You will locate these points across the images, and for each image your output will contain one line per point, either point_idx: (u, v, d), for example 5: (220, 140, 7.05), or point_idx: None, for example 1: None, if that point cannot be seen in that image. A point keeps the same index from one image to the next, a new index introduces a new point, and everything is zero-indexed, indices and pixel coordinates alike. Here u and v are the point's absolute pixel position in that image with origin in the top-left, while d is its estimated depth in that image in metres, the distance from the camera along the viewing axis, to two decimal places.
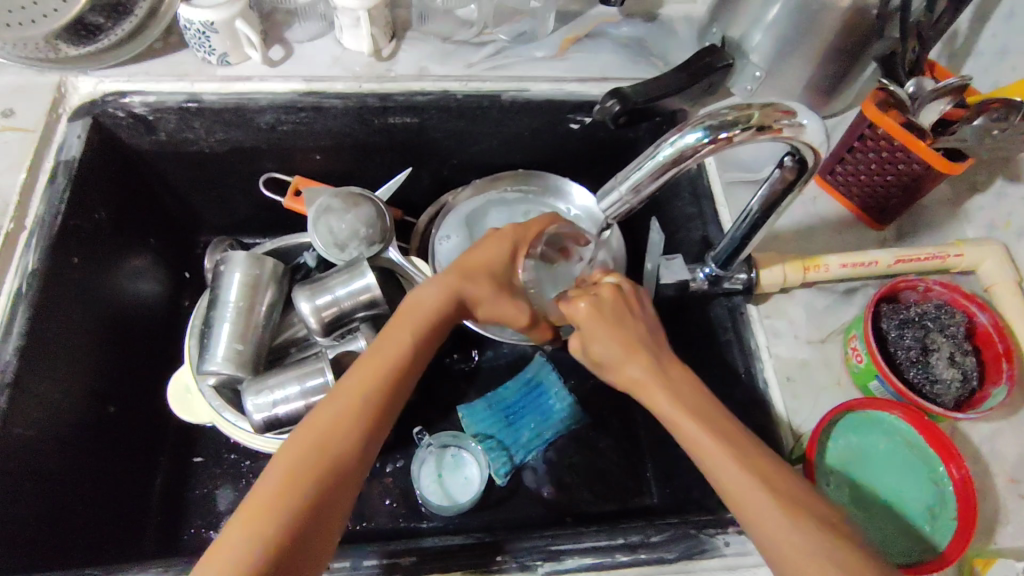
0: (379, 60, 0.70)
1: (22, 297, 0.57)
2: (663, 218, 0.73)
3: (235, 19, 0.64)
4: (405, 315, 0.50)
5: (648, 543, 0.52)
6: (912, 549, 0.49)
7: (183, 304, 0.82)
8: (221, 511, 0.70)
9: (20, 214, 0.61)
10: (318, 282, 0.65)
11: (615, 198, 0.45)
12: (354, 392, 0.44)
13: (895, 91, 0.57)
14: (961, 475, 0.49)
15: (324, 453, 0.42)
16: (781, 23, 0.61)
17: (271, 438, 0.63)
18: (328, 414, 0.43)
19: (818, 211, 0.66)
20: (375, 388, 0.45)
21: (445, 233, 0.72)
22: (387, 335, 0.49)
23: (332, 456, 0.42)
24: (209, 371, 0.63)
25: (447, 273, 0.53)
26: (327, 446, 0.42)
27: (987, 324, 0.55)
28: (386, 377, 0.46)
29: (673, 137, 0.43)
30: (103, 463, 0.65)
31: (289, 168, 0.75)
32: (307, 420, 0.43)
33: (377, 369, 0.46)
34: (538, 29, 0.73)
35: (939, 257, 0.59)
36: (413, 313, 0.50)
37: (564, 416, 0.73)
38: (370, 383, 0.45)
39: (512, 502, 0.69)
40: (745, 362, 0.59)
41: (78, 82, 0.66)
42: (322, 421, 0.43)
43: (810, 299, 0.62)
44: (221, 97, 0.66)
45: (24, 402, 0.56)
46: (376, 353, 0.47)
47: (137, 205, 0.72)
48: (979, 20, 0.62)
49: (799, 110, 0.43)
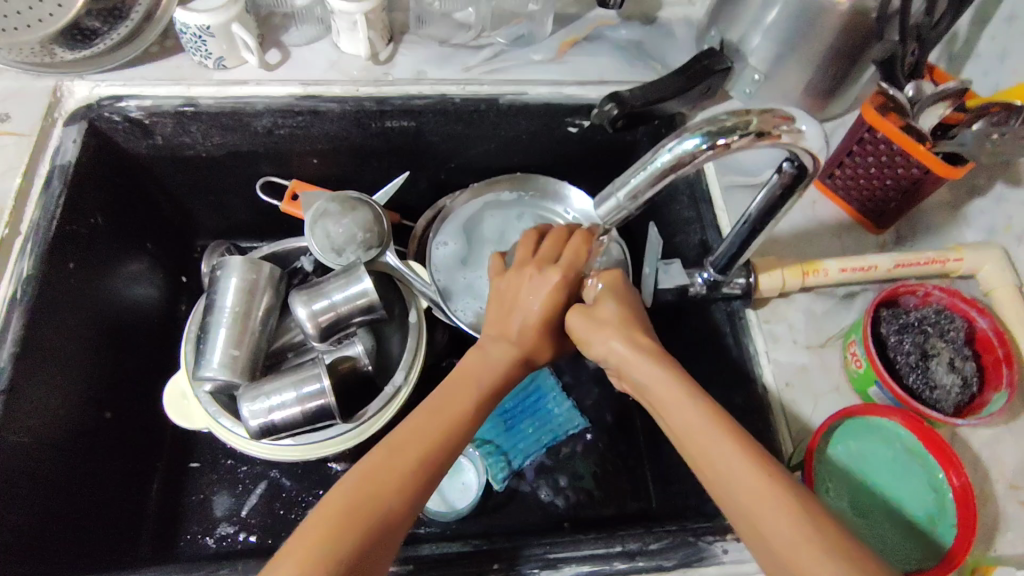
0: (376, 63, 0.70)
1: (17, 303, 0.57)
2: (661, 221, 0.72)
3: (231, 23, 0.63)
4: (468, 381, 0.50)
5: (646, 551, 0.52)
6: (912, 557, 0.49)
7: (180, 308, 0.81)
8: (218, 517, 0.70)
9: (16, 219, 0.60)
10: (314, 288, 0.65)
11: (614, 204, 0.45)
12: (417, 446, 0.45)
13: (894, 95, 0.57)
14: (960, 484, 0.48)
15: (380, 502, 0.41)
16: (780, 27, 0.61)
17: (268, 445, 0.63)
18: (387, 462, 0.43)
19: (817, 215, 0.65)
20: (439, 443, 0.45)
21: (443, 239, 0.72)
22: (450, 394, 0.49)
23: (387, 507, 0.41)
24: (206, 377, 0.63)
25: (511, 333, 0.54)
26: (383, 494, 0.42)
27: (987, 328, 0.54)
28: (450, 435, 0.46)
29: (671, 143, 0.43)
30: (100, 469, 0.65)
31: (286, 172, 0.75)
32: (364, 468, 0.43)
33: (443, 426, 0.46)
34: (535, 32, 0.73)
35: (939, 261, 0.58)
36: (477, 376, 0.51)
37: (562, 421, 0.73)
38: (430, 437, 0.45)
39: (510, 507, 0.69)
40: (743, 367, 0.59)
41: (74, 86, 0.66)
42: (383, 471, 0.43)
43: (809, 304, 0.62)
44: (218, 101, 0.66)
45: (20, 409, 0.56)
46: (441, 406, 0.48)
47: (134, 210, 0.72)
48: (979, 23, 0.62)
49: (798, 116, 0.42)
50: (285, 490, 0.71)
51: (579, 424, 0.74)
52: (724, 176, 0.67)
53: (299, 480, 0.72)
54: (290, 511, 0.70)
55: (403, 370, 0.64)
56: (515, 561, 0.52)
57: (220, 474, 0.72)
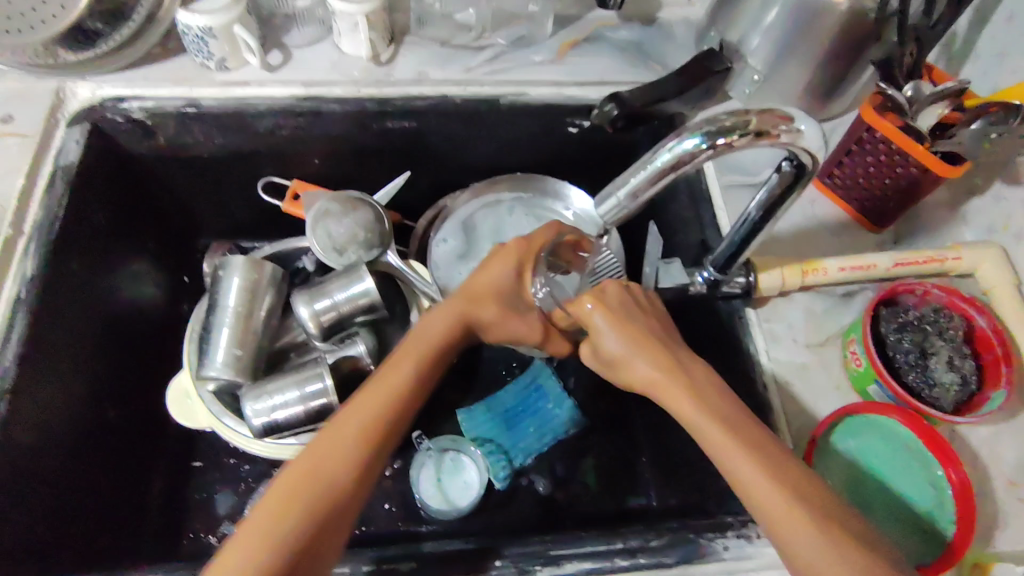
0: (378, 65, 0.70)
1: (21, 303, 0.57)
2: (662, 221, 0.73)
3: (233, 24, 0.64)
4: (414, 345, 0.51)
5: (647, 548, 0.52)
6: (911, 551, 0.49)
7: (183, 308, 0.82)
8: (221, 515, 0.70)
9: (19, 219, 0.61)
10: (317, 287, 0.65)
11: (614, 203, 0.45)
12: (351, 421, 0.45)
13: (893, 95, 0.56)
14: (959, 479, 0.49)
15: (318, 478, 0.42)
16: (779, 27, 0.61)
17: (271, 443, 0.63)
18: (326, 440, 0.44)
19: (817, 214, 0.66)
20: (379, 411, 0.46)
21: (443, 236, 0.72)
22: (393, 360, 0.50)
23: (324, 479, 0.42)
24: (209, 376, 0.63)
25: (453, 299, 0.55)
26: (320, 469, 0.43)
27: (986, 327, 0.55)
28: (395, 400, 0.47)
29: (671, 143, 0.43)
30: (103, 468, 0.65)
31: (288, 173, 0.75)
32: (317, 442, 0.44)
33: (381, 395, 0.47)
34: (536, 33, 0.74)
35: (937, 260, 0.59)
36: (418, 342, 0.51)
37: (564, 420, 0.72)
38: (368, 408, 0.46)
39: (511, 505, 0.69)
40: (744, 366, 0.59)
41: (77, 88, 0.66)
42: (318, 451, 0.44)
43: (809, 303, 0.62)
44: (220, 102, 0.66)
45: (25, 408, 0.56)
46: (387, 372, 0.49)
47: (137, 210, 0.72)
48: (978, 23, 0.62)
49: (796, 116, 0.43)
50: None
51: (578, 421, 0.73)
52: (724, 176, 0.67)
53: None
54: None
55: None
56: (516, 557, 0.52)
57: (222, 473, 0.73)
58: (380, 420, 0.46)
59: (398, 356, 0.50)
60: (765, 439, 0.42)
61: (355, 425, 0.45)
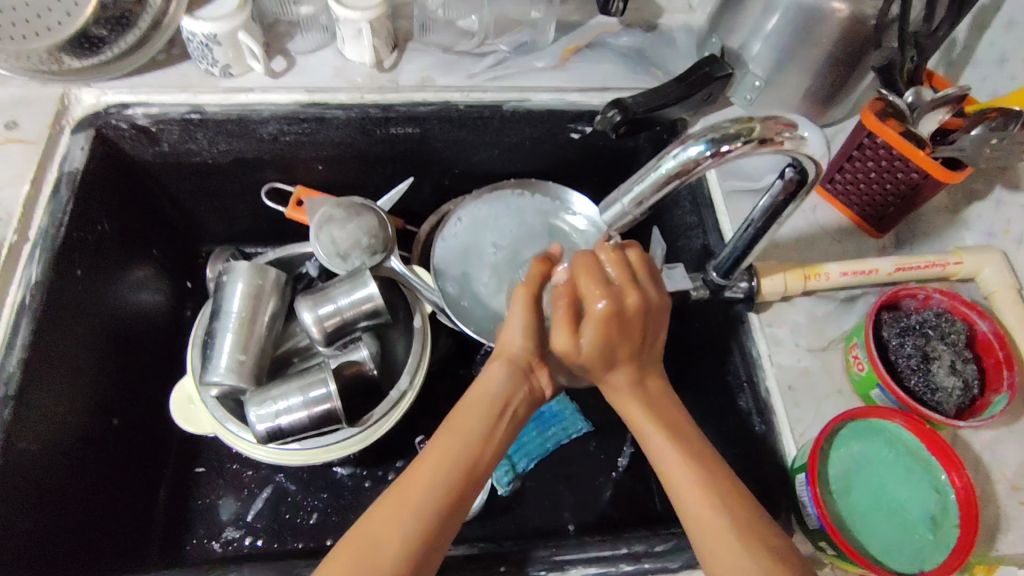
0: (381, 71, 0.70)
1: (25, 309, 0.57)
2: (663, 225, 0.74)
3: (238, 31, 0.64)
4: (472, 403, 0.48)
5: (651, 553, 0.52)
6: (914, 557, 0.49)
7: (185, 313, 0.82)
8: (223, 521, 0.70)
9: (24, 226, 0.61)
10: (320, 292, 0.65)
11: (618, 210, 0.46)
12: (415, 493, 0.43)
13: (894, 102, 0.57)
14: (963, 484, 0.48)
15: (380, 550, 0.41)
16: (781, 34, 0.61)
17: (274, 449, 0.63)
18: (388, 516, 0.43)
19: (818, 219, 0.66)
20: (433, 477, 0.44)
21: (457, 216, 0.71)
22: (454, 417, 0.47)
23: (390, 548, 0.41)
24: (212, 382, 0.63)
25: (498, 361, 0.50)
26: (381, 546, 0.41)
27: (987, 332, 0.55)
28: (449, 475, 0.44)
29: (675, 150, 0.43)
30: (107, 474, 0.65)
31: (291, 178, 0.75)
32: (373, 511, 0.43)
33: (439, 466, 0.44)
34: (538, 40, 0.74)
35: (938, 264, 0.59)
36: (472, 401, 0.48)
37: (564, 424, 0.73)
38: (427, 478, 0.44)
39: (513, 510, 0.69)
40: (747, 371, 0.60)
41: (81, 94, 0.66)
42: (380, 527, 0.42)
43: (811, 307, 0.63)
44: (224, 108, 0.66)
45: (28, 415, 0.56)
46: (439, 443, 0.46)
47: (141, 216, 0.73)
48: (977, 30, 0.63)
49: (800, 123, 0.43)
50: (290, 494, 0.72)
51: (583, 427, 0.74)
52: (726, 182, 0.68)
53: (303, 484, 0.72)
54: (296, 515, 0.71)
55: (408, 374, 0.65)
56: (520, 562, 0.53)
57: (226, 478, 0.73)
58: (433, 491, 0.43)
59: (456, 419, 0.47)
60: (753, 522, 0.42)
61: (412, 497, 0.43)
